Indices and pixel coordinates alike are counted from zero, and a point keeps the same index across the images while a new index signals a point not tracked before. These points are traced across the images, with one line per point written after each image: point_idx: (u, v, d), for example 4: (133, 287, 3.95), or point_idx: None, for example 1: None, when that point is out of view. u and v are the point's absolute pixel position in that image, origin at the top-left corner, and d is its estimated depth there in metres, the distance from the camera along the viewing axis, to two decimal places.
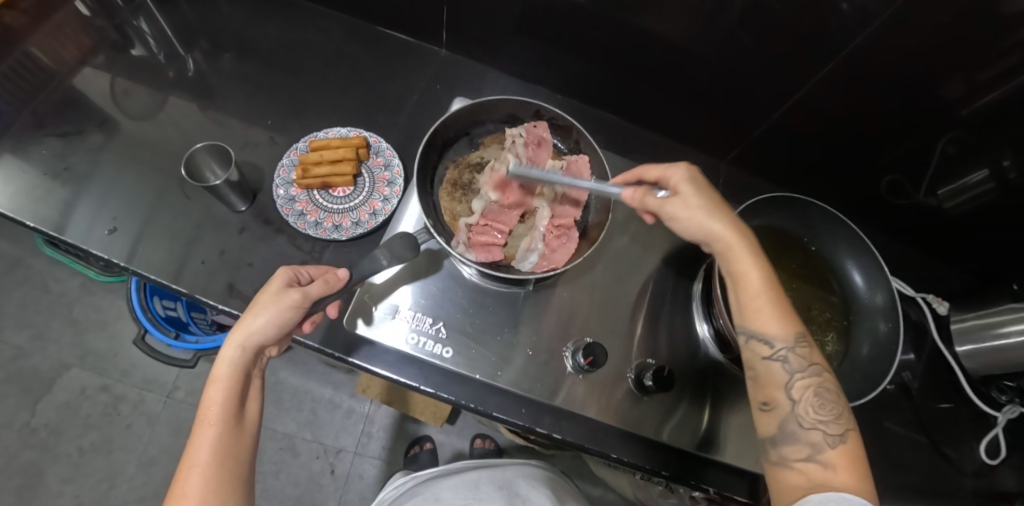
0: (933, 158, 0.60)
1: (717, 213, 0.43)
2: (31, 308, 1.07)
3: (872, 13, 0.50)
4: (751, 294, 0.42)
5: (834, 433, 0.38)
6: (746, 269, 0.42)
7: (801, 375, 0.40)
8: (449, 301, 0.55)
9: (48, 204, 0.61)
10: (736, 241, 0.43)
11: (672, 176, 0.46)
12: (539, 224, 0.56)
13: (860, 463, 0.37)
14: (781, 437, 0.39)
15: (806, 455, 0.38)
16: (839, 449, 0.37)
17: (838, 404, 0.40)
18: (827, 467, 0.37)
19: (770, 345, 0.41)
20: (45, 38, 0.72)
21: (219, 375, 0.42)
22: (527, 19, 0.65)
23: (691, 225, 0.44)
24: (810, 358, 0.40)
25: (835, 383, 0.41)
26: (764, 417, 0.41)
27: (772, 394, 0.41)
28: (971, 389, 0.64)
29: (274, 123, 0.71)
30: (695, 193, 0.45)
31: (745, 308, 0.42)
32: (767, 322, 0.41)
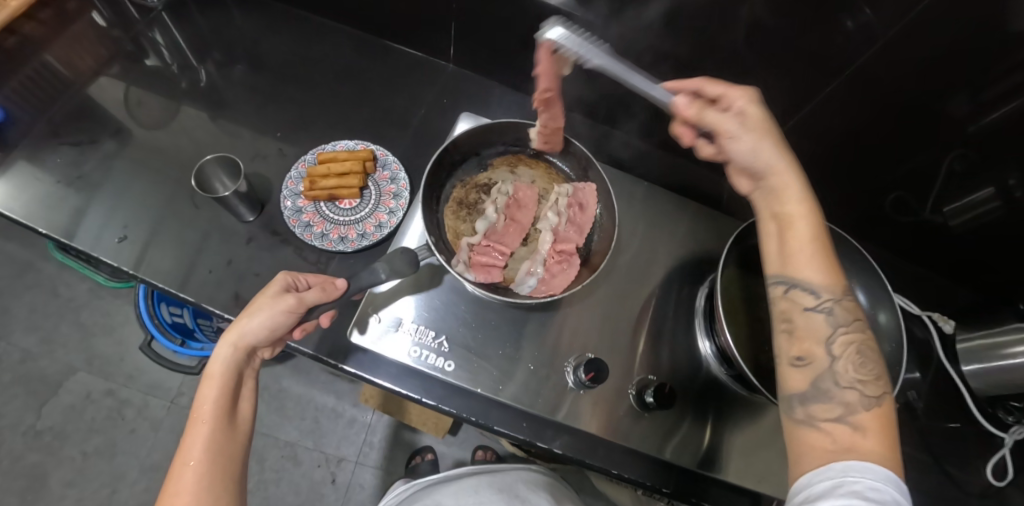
0: (939, 175, 0.60)
1: (779, 146, 0.44)
2: (40, 311, 1.08)
3: (876, 32, 0.52)
4: (798, 239, 0.41)
5: (870, 396, 0.37)
6: (796, 201, 0.42)
7: (843, 331, 0.39)
8: (451, 315, 0.56)
9: (62, 211, 0.62)
10: (788, 175, 0.43)
11: (732, 96, 0.45)
12: (541, 248, 0.57)
13: (892, 430, 0.36)
14: (813, 395, 0.38)
15: (835, 416, 0.36)
16: (874, 412, 0.36)
17: (875, 367, 0.39)
18: (857, 430, 0.35)
19: (816, 295, 0.40)
20: (63, 50, 0.74)
21: (213, 374, 0.44)
22: (534, 35, 0.66)
23: (749, 149, 0.44)
24: (853, 315, 0.40)
25: (873, 347, 0.40)
26: (798, 372, 0.39)
27: (809, 350, 0.39)
28: (977, 409, 0.63)
29: (283, 135, 0.72)
30: (760, 118, 0.44)
31: (790, 253, 0.41)
32: (814, 266, 0.40)
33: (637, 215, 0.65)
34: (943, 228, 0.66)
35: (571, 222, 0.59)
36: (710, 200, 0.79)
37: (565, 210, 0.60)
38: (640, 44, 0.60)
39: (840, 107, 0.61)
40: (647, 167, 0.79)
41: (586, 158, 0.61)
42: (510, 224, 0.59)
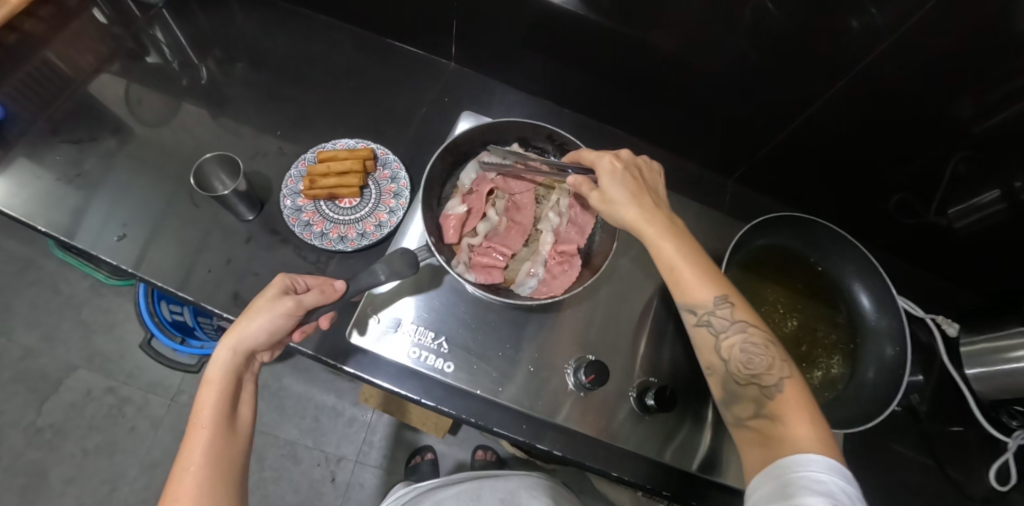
0: (943, 178, 0.60)
1: (634, 198, 0.45)
2: (41, 308, 1.08)
3: (883, 33, 0.50)
4: (678, 272, 0.43)
5: (771, 384, 0.40)
6: (660, 243, 0.43)
7: (725, 338, 0.42)
8: (452, 316, 0.55)
9: (62, 210, 0.62)
10: (648, 223, 0.44)
11: (599, 165, 0.46)
12: (543, 249, 0.57)
13: (802, 404, 0.39)
14: (729, 398, 0.42)
15: (753, 412, 0.40)
16: (779, 399, 0.39)
17: (769, 355, 0.41)
18: (774, 420, 0.39)
19: (695, 314, 0.43)
20: (64, 47, 0.74)
21: (212, 378, 0.43)
22: (536, 34, 0.65)
23: (612, 215, 0.45)
24: (733, 316, 0.42)
25: (765, 333, 0.42)
26: (711, 380, 0.44)
27: (709, 361, 0.44)
28: (980, 414, 0.62)
29: (283, 133, 0.72)
30: (618, 177, 0.46)
31: (680, 288, 0.43)
32: (694, 293, 0.42)
33: None
34: (947, 232, 0.66)
35: (573, 223, 0.59)
36: (713, 201, 0.78)
37: (566, 210, 0.59)
38: (642, 43, 0.60)
39: (840, 110, 0.59)
40: None
41: None
42: (510, 226, 0.59)
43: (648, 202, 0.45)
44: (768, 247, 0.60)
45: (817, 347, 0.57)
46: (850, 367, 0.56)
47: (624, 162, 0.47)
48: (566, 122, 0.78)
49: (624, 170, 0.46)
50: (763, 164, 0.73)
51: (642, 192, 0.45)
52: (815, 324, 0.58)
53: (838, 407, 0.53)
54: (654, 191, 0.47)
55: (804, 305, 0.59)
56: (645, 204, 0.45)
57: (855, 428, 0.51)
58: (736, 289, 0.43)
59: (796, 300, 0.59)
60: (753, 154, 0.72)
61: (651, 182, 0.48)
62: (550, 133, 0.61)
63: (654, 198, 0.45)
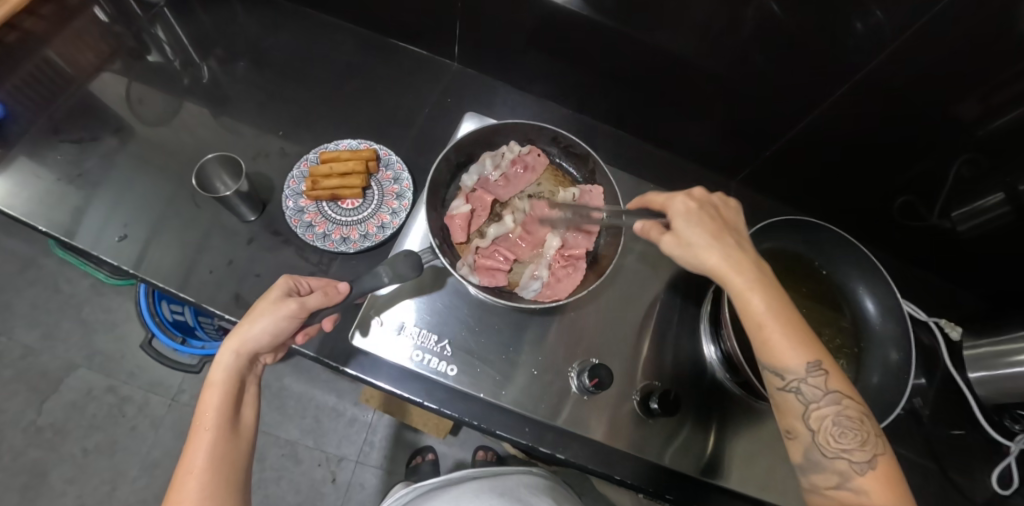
0: (947, 180, 0.60)
1: (717, 244, 0.44)
2: (41, 307, 1.08)
3: (885, 35, 0.49)
4: (765, 327, 0.41)
5: (861, 460, 0.39)
6: (748, 298, 0.42)
7: (816, 406, 0.40)
8: (455, 319, 0.55)
9: (63, 209, 0.62)
10: (736, 274, 0.42)
11: (673, 207, 0.46)
12: (547, 252, 0.57)
13: (891, 485, 0.37)
14: (810, 467, 0.41)
15: (838, 483, 0.39)
16: (870, 476, 0.38)
17: (860, 428, 0.40)
18: (860, 494, 0.38)
19: (785, 378, 0.41)
20: (64, 45, 0.73)
21: (215, 380, 0.43)
22: (540, 35, 0.65)
23: (691, 260, 0.44)
24: (827, 386, 0.40)
25: (857, 405, 0.40)
26: (790, 446, 0.42)
27: (793, 424, 0.42)
28: (983, 418, 0.62)
29: (285, 134, 0.72)
30: (692, 220, 0.45)
31: (766, 344, 0.41)
32: (784, 355, 0.41)
33: None
34: (951, 234, 0.66)
35: (578, 226, 0.58)
36: None
37: None
38: (647, 45, 0.60)
39: (844, 114, 0.59)
40: (652, 169, 0.78)
41: (593, 159, 0.60)
42: (523, 238, 0.58)
43: (734, 251, 0.43)
44: (772, 250, 0.60)
45: None
46: (854, 371, 0.56)
47: (697, 202, 0.47)
48: (568, 123, 0.78)
49: (700, 212, 0.46)
50: (768, 165, 0.73)
51: (726, 239, 0.44)
52: (819, 328, 0.58)
53: None
54: (737, 235, 0.45)
55: (810, 308, 0.59)
56: (731, 253, 0.43)
57: None
58: (830, 356, 0.41)
59: (800, 303, 0.59)
60: (757, 154, 0.72)
61: (733, 225, 0.46)
62: (555, 135, 0.61)
63: (738, 246, 0.44)
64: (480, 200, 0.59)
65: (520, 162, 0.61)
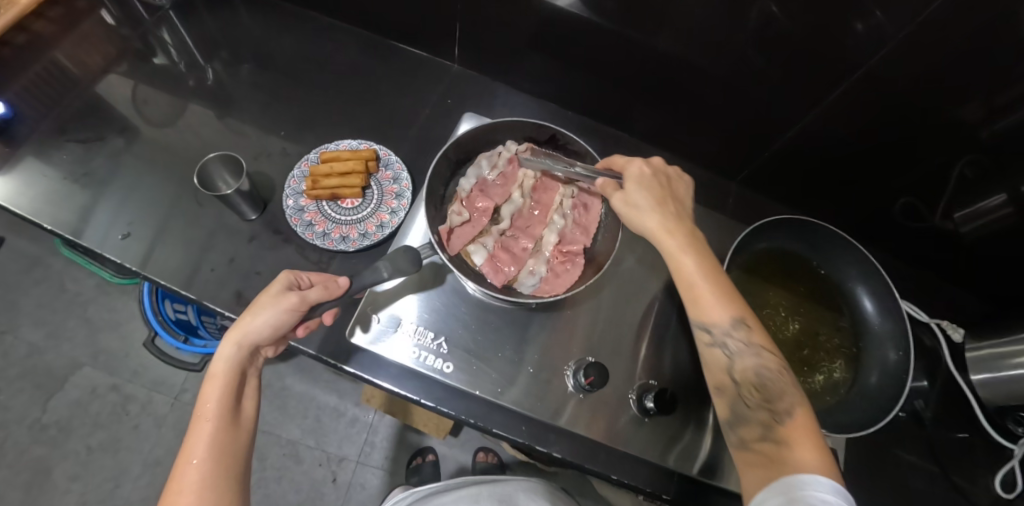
0: (951, 180, 0.60)
1: (658, 207, 0.46)
2: (47, 306, 1.09)
3: (886, 36, 0.49)
4: (695, 285, 0.44)
5: (783, 411, 0.39)
6: (678, 257, 0.44)
7: (741, 358, 0.42)
8: (453, 316, 0.55)
9: (69, 208, 0.63)
10: (667, 235, 0.45)
11: (629, 169, 0.49)
12: (546, 249, 0.56)
13: (814, 435, 0.38)
14: (736, 421, 0.42)
15: (761, 435, 0.39)
16: (789, 424, 0.39)
17: (784, 382, 0.41)
18: (780, 442, 0.38)
19: (710, 331, 0.43)
20: (71, 47, 0.75)
21: (217, 373, 0.44)
22: (540, 36, 0.65)
23: (632, 219, 0.47)
24: (749, 339, 0.42)
25: (780, 360, 0.42)
26: (719, 402, 0.43)
27: (721, 380, 0.43)
28: (983, 420, 0.62)
29: (287, 134, 0.73)
30: (643, 184, 0.47)
31: (696, 298, 0.43)
32: (709, 309, 0.43)
33: None
34: (954, 236, 0.66)
35: (577, 224, 0.58)
36: (716, 204, 0.78)
37: (570, 212, 0.58)
38: (645, 46, 0.60)
39: (845, 113, 0.59)
40: None
41: (591, 157, 0.60)
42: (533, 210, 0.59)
43: (672, 214, 0.46)
44: (770, 250, 0.60)
45: (819, 352, 0.57)
46: (852, 372, 0.56)
47: (652, 169, 0.49)
48: (568, 124, 0.78)
49: (653, 179, 0.48)
50: (767, 166, 0.73)
51: (668, 205, 0.46)
52: (817, 329, 0.58)
53: (842, 410, 0.53)
54: (681, 205, 0.48)
55: (808, 308, 0.59)
56: (669, 216, 0.46)
57: (860, 433, 0.50)
58: (755, 315, 0.43)
59: (797, 304, 0.59)
60: (756, 157, 0.72)
61: (679, 195, 0.49)
62: (554, 133, 0.61)
63: (681, 212, 0.47)
64: (480, 199, 0.58)
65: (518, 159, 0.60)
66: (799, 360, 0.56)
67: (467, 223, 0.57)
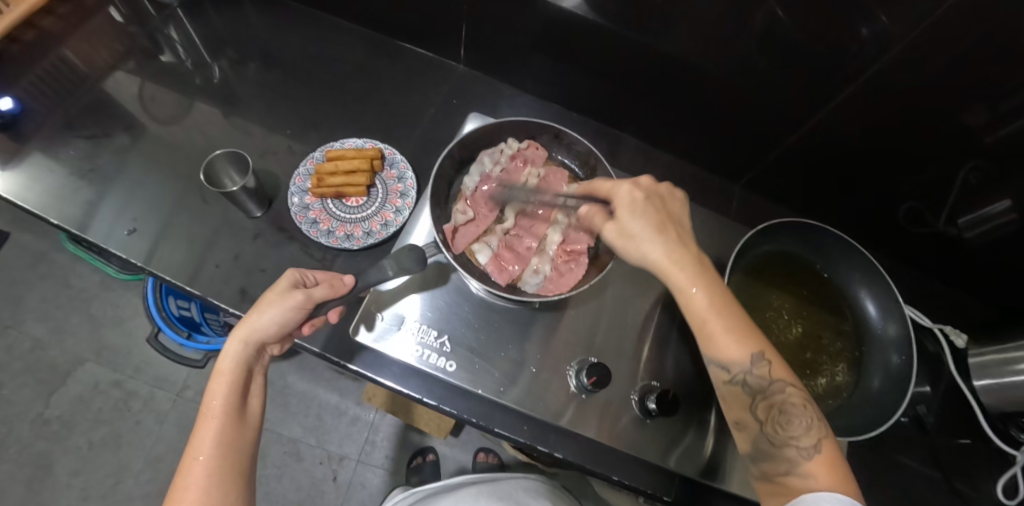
0: (955, 187, 0.60)
1: (660, 236, 0.43)
2: (51, 301, 1.10)
3: (891, 41, 0.49)
4: (709, 321, 0.42)
5: (808, 445, 0.39)
6: (689, 292, 0.42)
7: (763, 394, 0.41)
8: (456, 315, 0.55)
9: (75, 204, 0.63)
10: (676, 269, 0.42)
11: (619, 196, 0.45)
12: (550, 248, 0.56)
13: (840, 467, 0.38)
14: (758, 455, 0.42)
15: (785, 471, 0.39)
16: (816, 460, 0.38)
17: (807, 415, 0.41)
18: (807, 478, 0.38)
19: (729, 370, 0.42)
20: (80, 44, 0.75)
21: (223, 370, 0.44)
22: (546, 38, 0.65)
23: (634, 252, 0.44)
24: (771, 375, 0.41)
25: (801, 391, 0.42)
26: (740, 435, 0.43)
27: (741, 415, 0.43)
28: (987, 426, 0.61)
29: (293, 132, 0.73)
30: (637, 210, 0.44)
31: (712, 336, 0.42)
32: (725, 347, 0.41)
33: None
34: (958, 242, 0.66)
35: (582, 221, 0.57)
36: (719, 207, 0.78)
37: None
38: (651, 49, 0.60)
39: (848, 118, 0.59)
40: (656, 172, 0.78)
41: (595, 156, 0.60)
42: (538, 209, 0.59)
43: (675, 243, 0.43)
44: (773, 252, 0.60)
45: (822, 355, 0.57)
46: (854, 376, 0.56)
47: (644, 191, 0.46)
48: (572, 125, 0.79)
49: (647, 203, 0.45)
50: (769, 170, 0.73)
51: (669, 231, 0.44)
52: (820, 332, 0.58)
53: (844, 414, 0.53)
54: (681, 229, 0.45)
55: (811, 312, 0.59)
56: (671, 245, 0.43)
57: (861, 438, 0.50)
58: (772, 347, 0.42)
59: (800, 307, 0.59)
60: (759, 160, 0.72)
61: (677, 216, 0.46)
62: (558, 132, 0.61)
63: (683, 241, 0.44)
64: (483, 197, 0.58)
65: (519, 157, 0.61)
66: (801, 364, 0.56)
67: (471, 222, 0.57)
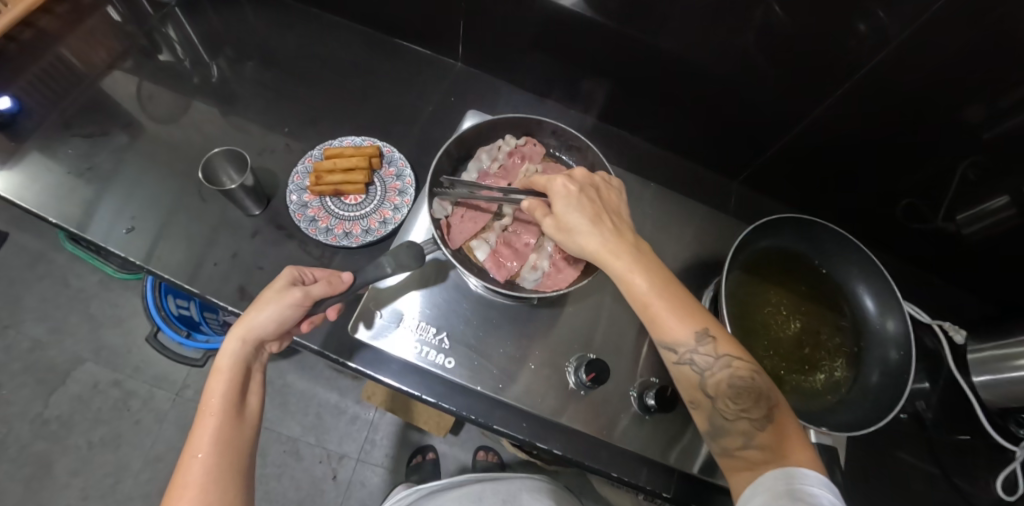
0: (953, 183, 0.60)
1: (595, 226, 0.44)
2: (50, 301, 1.10)
3: (890, 36, 0.49)
4: (652, 304, 0.43)
5: (760, 416, 0.40)
6: (629, 278, 0.42)
7: (710, 371, 0.42)
8: (454, 312, 0.55)
9: (73, 202, 0.63)
10: (614, 257, 0.43)
11: (553, 189, 0.45)
12: (548, 244, 0.55)
13: (790, 435, 0.40)
14: (716, 431, 0.43)
15: (743, 444, 0.40)
16: (768, 430, 0.40)
17: (755, 386, 0.41)
18: (763, 449, 0.39)
19: (676, 352, 0.42)
20: (77, 43, 0.75)
21: (222, 367, 0.44)
22: (544, 35, 0.65)
23: (574, 243, 0.44)
24: (715, 351, 0.42)
25: (748, 363, 0.42)
26: (696, 414, 0.44)
27: (694, 395, 0.43)
28: (986, 421, 0.61)
29: (291, 131, 0.73)
30: (571, 201, 0.45)
31: (657, 321, 0.42)
32: (672, 329, 0.42)
33: (646, 215, 0.65)
34: (957, 238, 0.66)
35: None
36: (718, 204, 0.78)
37: None
38: (648, 46, 0.60)
39: (846, 114, 0.59)
40: (654, 169, 0.78)
41: (593, 153, 0.60)
42: None
43: (610, 231, 0.44)
44: (772, 248, 0.60)
45: (821, 351, 0.57)
46: (853, 371, 0.56)
47: (576, 183, 0.46)
48: (571, 123, 0.79)
49: (581, 193, 0.45)
50: (767, 167, 0.73)
51: (602, 220, 0.44)
52: (818, 328, 0.58)
53: (842, 410, 0.53)
54: (615, 217, 0.46)
55: (809, 307, 0.59)
56: (607, 234, 0.44)
57: (859, 433, 0.50)
58: (714, 322, 0.43)
59: (799, 303, 0.59)
60: (758, 157, 0.72)
61: (610, 204, 0.47)
62: (555, 129, 0.61)
63: (617, 229, 0.45)
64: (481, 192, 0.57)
65: (517, 153, 0.60)
66: (800, 359, 0.56)
67: (467, 219, 0.56)
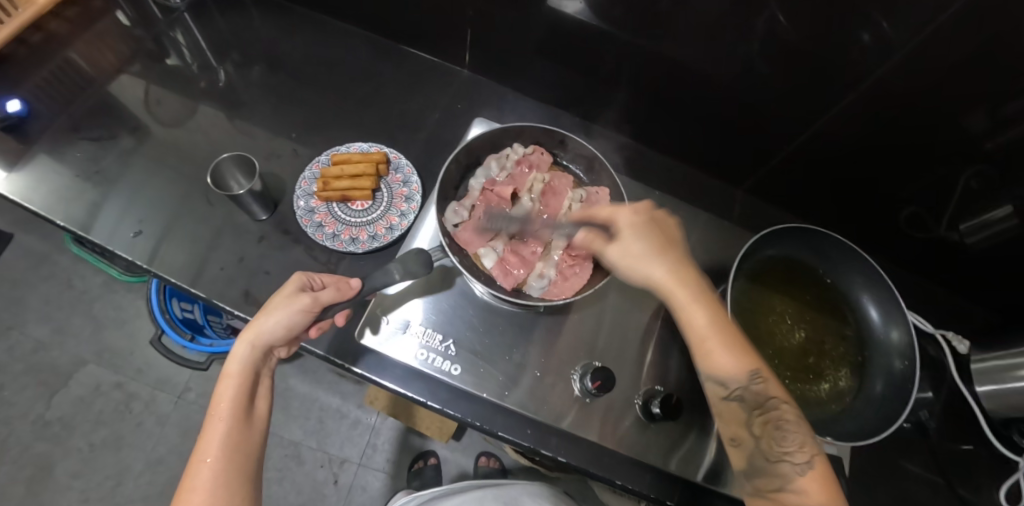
0: (956, 192, 0.60)
1: (662, 256, 0.44)
2: (53, 303, 1.10)
3: (894, 47, 0.49)
4: (708, 339, 0.43)
5: (802, 460, 0.40)
6: (690, 311, 0.43)
7: (758, 410, 0.42)
8: (460, 318, 0.56)
9: (80, 206, 0.64)
10: (677, 288, 0.43)
11: (622, 218, 0.46)
12: (555, 252, 0.56)
13: (831, 485, 0.39)
14: (753, 471, 0.42)
15: (780, 486, 0.40)
16: (809, 474, 0.39)
17: (799, 431, 0.41)
18: (801, 493, 0.39)
19: (726, 386, 0.42)
20: (86, 47, 0.76)
21: (231, 372, 0.44)
22: (551, 44, 0.66)
23: (635, 271, 0.44)
24: (765, 392, 0.42)
25: (794, 409, 0.43)
26: (733, 451, 0.43)
27: (737, 432, 0.43)
28: (989, 431, 0.61)
29: (298, 136, 0.73)
30: (640, 232, 0.45)
31: (709, 353, 0.43)
32: (723, 364, 0.42)
33: None
34: (959, 247, 0.66)
35: None
36: (722, 212, 0.79)
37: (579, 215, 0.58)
38: (654, 56, 0.61)
39: (852, 123, 0.59)
40: (659, 177, 0.79)
41: (599, 161, 0.60)
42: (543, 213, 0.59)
43: (676, 264, 0.44)
44: (776, 257, 0.60)
45: (825, 360, 0.57)
46: (858, 380, 0.56)
47: (646, 214, 0.47)
48: (576, 130, 0.79)
49: (650, 226, 0.46)
50: (772, 175, 0.73)
51: (670, 252, 0.45)
52: (822, 336, 0.58)
53: (847, 420, 0.53)
54: (682, 252, 0.46)
55: (814, 316, 0.59)
56: (673, 266, 0.44)
57: (863, 443, 0.50)
58: (766, 365, 0.43)
59: (804, 311, 0.59)
60: (762, 165, 0.73)
61: (677, 239, 0.47)
62: (563, 138, 0.61)
63: (683, 263, 0.45)
64: (489, 199, 0.58)
65: (525, 162, 0.61)
66: (804, 368, 0.56)
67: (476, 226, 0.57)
